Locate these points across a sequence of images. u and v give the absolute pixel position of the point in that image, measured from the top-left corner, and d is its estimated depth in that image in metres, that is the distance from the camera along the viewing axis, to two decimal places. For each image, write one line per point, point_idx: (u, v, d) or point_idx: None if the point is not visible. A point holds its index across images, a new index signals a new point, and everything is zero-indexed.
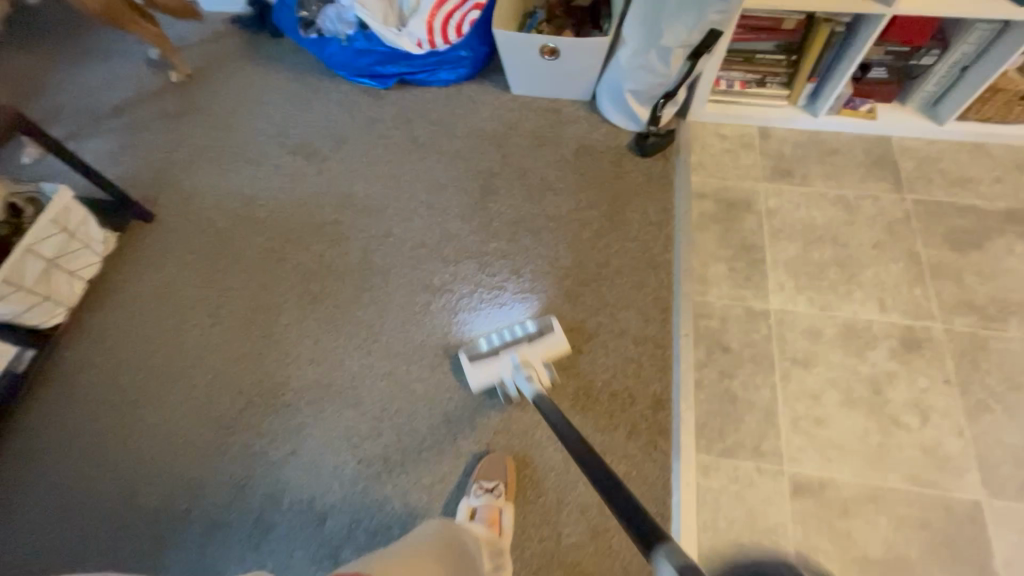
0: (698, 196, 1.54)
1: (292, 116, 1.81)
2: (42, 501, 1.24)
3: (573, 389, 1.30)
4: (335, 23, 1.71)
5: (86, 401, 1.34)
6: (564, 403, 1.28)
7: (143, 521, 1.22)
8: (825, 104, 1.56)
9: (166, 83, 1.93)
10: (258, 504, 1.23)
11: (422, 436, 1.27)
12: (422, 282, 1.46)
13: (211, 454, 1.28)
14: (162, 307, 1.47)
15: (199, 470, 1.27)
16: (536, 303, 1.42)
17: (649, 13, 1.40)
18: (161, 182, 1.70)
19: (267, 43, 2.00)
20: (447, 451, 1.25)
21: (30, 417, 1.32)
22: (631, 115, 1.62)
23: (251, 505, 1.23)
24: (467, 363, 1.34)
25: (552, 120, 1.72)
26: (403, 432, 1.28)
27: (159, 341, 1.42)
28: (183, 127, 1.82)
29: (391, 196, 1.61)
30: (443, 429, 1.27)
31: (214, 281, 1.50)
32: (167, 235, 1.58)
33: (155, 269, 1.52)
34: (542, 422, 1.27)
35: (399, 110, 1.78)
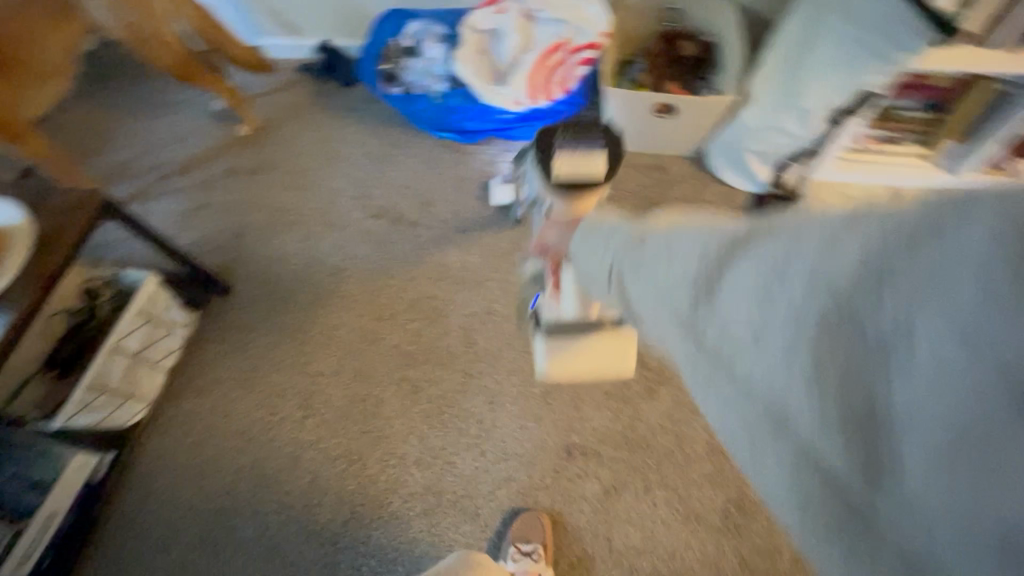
0: None
1: (371, 173, 1.68)
2: None
3: (720, 501, 1.14)
4: (422, 78, 1.59)
5: (170, 510, 1.21)
6: (713, 518, 1.13)
7: None
8: (970, 164, 1.41)
9: (233, 136, 1.82)
10: None
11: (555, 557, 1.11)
12: (534, 368, 1.31)
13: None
14: (247, 395, 1.34)
15: None
16: (664, 394, 1.26)
17: (787, 73, 1.27)
18: (235, 248, 1.58)
19: (338, 93, 1.88)
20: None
21: (109, 529, 1.18)
22: (750, 175, 1.48)
23: None
24: (595, 467, 1.19)
25: (658, 179, 1.58)
26: None
27: (246, 435, 1.29)
28: (254, 186, 1.70)
29: (488, 266, 1.47)
30: (577, 548, 1.12)
31: (302, 365, 1.36)
32: (246, 311, 1.45)
33: (236, 351, 1.39)
34: (691, 542, 1.11)
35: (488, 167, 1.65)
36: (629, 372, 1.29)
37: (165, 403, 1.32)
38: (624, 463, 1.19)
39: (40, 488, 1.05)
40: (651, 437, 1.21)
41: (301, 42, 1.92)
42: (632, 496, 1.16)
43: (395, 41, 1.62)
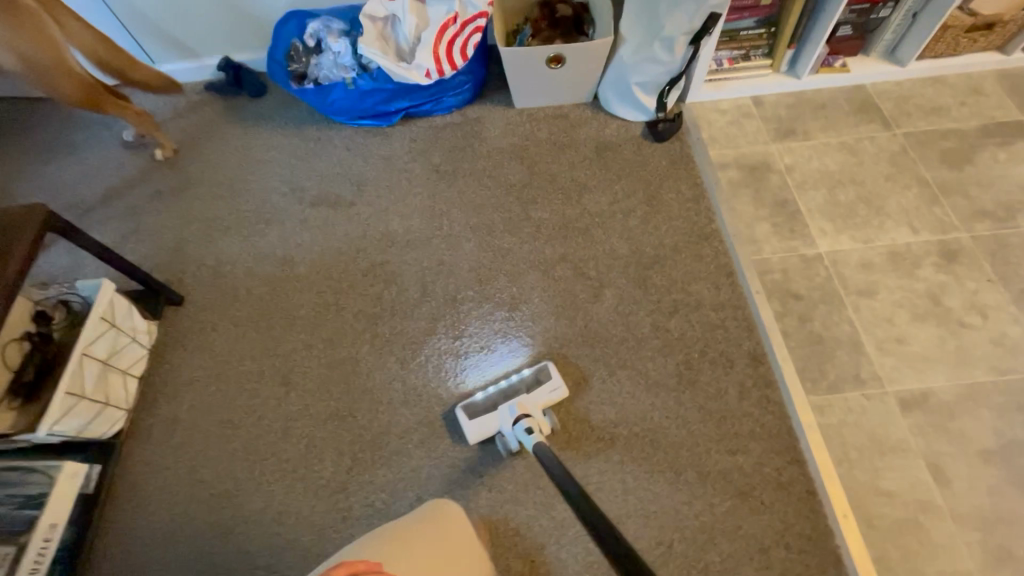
0: (721, 166, 1.64)
1: (301, 169, 1.76)
2: None
3: (672, 367, 1.33)
4: (332, 71, 1.71)
5: (171, 505, 1.23)
6: (670, 381, 1.31)
7: None
8: (807, 66, 1.70)
9: (151, 162, 1.82)
10: None
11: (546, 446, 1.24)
12: (493, 300, 1.45)
13: (329, 524, 1.19)
14: (225, 387, 1.37)
15: (321, 543, 1.18)
16: (608, 295, 1.44)
17: (645, 11, 1.50)
18: (179, 262, 1.60)
19: (250, 104, 1.94)
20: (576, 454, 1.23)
21: (113, 538, 1.19)
22: (639, 106, 1.70)
23: None
24: (563, 367, 1.34)
25: (564, 125, 1.77)
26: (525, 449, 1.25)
27: (232, 421, 1.32)
28: (184, 202, 1.72)
29: (431, 225, 1.60)
30: (564, 434, 1.26)
31: (274, 347, 1.42)
32: (206, 313, 1.48)
33: (204, 350, 1.42)
34: (657, 403, 1.28)
35: (411, 143, 1.77)
36: (574, 284, 1.46)
37: (143, 412, 1.33)
38: (587, 357, 1.35)
39: (34, 502, 1.06)
40: (606, 331, 1.38)
41: (203, 63, 1.98)
42: (600, 381, 1.32)
43: (300, 43, 1.74)
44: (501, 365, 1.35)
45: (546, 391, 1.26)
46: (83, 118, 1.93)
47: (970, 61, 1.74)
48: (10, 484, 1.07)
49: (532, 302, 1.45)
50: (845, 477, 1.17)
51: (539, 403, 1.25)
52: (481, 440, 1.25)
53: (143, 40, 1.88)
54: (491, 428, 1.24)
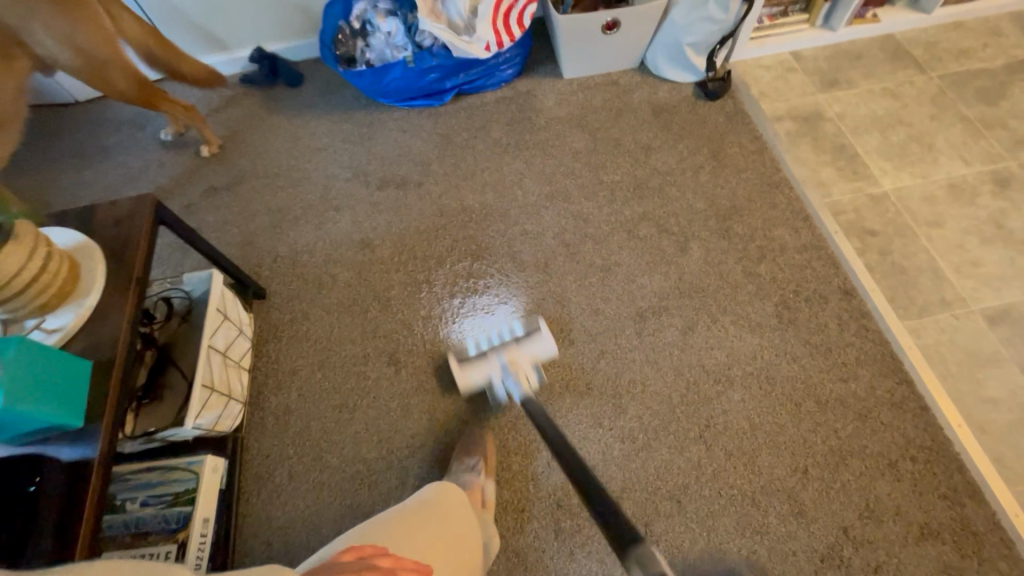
0: (776, 118, 1.70)
1: (358, 154, 1.72)
2: None
3: (773, 308, 1.37)
4: (384, 51, 1.68)
5: (305, 495, 1.21)
6: (773, 321, 1.35)
7: None
8: (843, 18, 1.76)
9: (196, 160, 1.76)
10: (546, 517, 1.17)
11: (668, 394, 1.28)
12: (584, 263, 1.47)
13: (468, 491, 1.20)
14: (331, 374, 1.35)
15: None
16: (695, 247, 1.48)
17: None
18: (251, 256, 1.55)
19: (289, 94, 1.89)
20: (697, 397, 1.27)
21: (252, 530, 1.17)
22: (688, 66, 1.73)
23: (541, 521, 1.17)
24: (667, 318, 1.37)
25: (616, 92, 1.79)
26: (648, 399, 1.28)
27: (348, 405, 1.31)
28: (241, 197, 1.67)
29: (505, 198, 1.60)
30: (681, 380, 1.29)
31: (372, 330, 1.40)
32: (294, 304, 1.46)
33: (301, 340, 1.40)
34: (765, 343, 1.32)
35: (467, 119, 1.76)
36: (659, 239, 1.50)
37: (257, 405, 1.32)
38: (688, 308, 1.39)
39: (184, 499, 1.03)
40: (701, 281, 1.42)
41: (234, 56, 1.91)
42: (706, 328, 1.35)
43: (345, 25, 1.69)
44: (500, 329, 1.36)
45: (539, 345, 1.29)
46: (114, 121, 1.84)
47: (989, 5, 1.84)
48: (151, 484, 1.03)
49: (623, 260, 1.47)
50: (951, 391, 1.25)
51: (533, 354, 1.29)
52: (472, 387, 1.27)
53: (172, 33, 1.80)
54: (481, 377, 1.26)
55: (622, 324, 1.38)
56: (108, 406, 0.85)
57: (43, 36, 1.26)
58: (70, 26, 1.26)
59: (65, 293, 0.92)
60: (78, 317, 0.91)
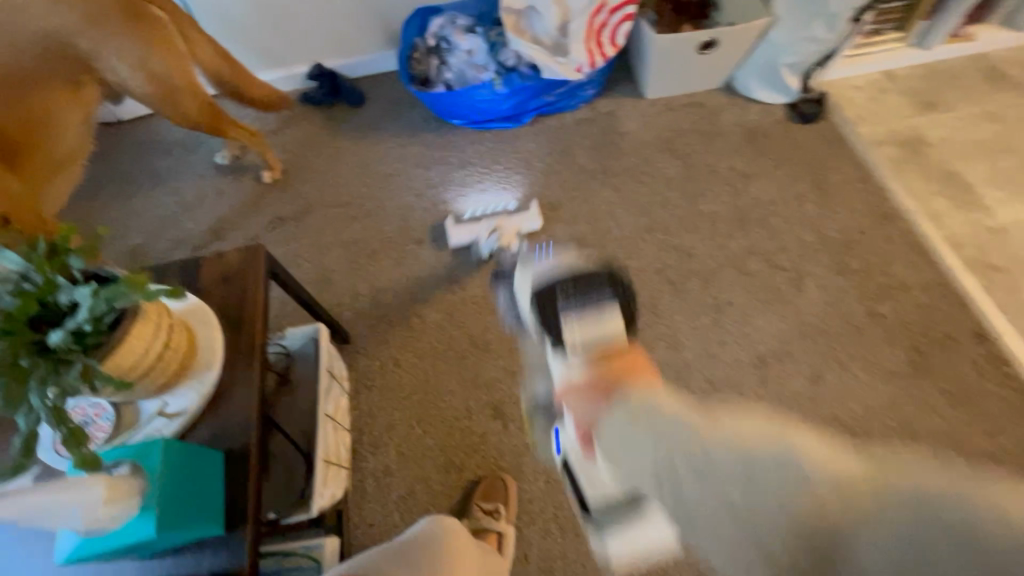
0: (878, 143, 1.60)
1: (434, 181, 1.60)
2: None
3: (905, 352, 1.28)
4: (464, 71, 1.57)
5: None
6: (907, 367, 1.26)
7: None
8: (940, 37, 1.68)
9: (256, 187, 1.63)
10: None
11: None
12: (694, 301, 1.37)
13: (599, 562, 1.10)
14: (432, 428, 1.24)
15: None
16: (811, 285, 1.38)
17: None
18: (329, 295, 1.43)
19: (351, 114, 1.76)
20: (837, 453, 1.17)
21: None
22: (784, 88, 1.64)
23: None
24: (792, 365, 1.27)
25: (704, 113, 1.69)
26: None
27: (456, 465, 1.20)
28: (310, 228, 1.55)
29: (599, 229, 1.49)
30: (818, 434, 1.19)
31: (471, 377, 1.29)
32: (383, 349, 1.34)
33: (394, 390, 1.29)
34: (904, 392, 1.23)
35: (548, 143, 1.66)
36: (771, 275, 1.40)
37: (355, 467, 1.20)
38: (814, 352, 1.29)
39: None
40: (823, 323, 1.32)
41: (291, 73, 1.78)
42: (836, 375, 1.26)
43: (421, 43, 1.60)
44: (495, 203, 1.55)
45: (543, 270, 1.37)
46: (164, 143, 1.71)
47: None
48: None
49: (735, 298, 1.37)
50: None
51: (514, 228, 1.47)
52: (460, 242, 1.46)
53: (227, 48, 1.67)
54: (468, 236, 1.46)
55: (743, 370, 1.28)
56: (250, 506, 0.73)
57: (116, 62, 1.12)
58: (146, 50, 1.13)
59: (184, 369, 0.80)
60: (199, 396, 0.79)
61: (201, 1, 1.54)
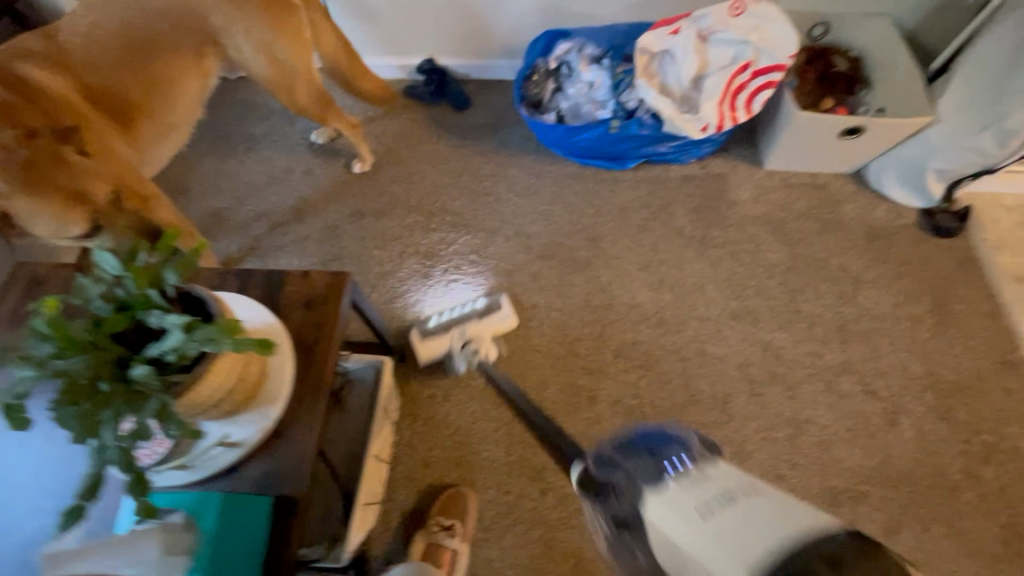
0: (1017, 278, 1.42)
1: (522, 209, 1.53)
2: None
3: (997, 529, 1.15)
4: (581, 103, 1.49)
5: None
6: (996, 546, 1.13)
7: None
8: None
9: (345, 175, 1.59)
10: None
11: None
12: (771, 411, 1.26)
13: None
14: (468, 477, 1.20)
15: None
16: (908, 424, 1.24)
17: (979, 101, 1.32)
18: (394, 305, 1.39)
19: (453, 118, 1.70)
20: None
21: None
22: (923, 192, 1.46)
23: None
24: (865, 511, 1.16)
25: (826, 199, 1.54)
26: None
27: (487, 523, 1.15)
28: (388, 229, 1.51)
29: (683, 303, 1.40)
30: None
31: (520, 433, 1.24)
32: (436, 379, 1.30)
33: (439, 427, 1.24)
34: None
35: (649, 195, 1.55)
36: (864, 403, 1.27)
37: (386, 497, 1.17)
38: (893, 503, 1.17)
39: None
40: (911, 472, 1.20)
41: (400, 62, 1.72)
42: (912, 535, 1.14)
43: (543, 64, 1.52)
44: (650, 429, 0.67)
45: None
46: (264, 109, 1.69)
47: None
48: None
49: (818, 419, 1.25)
50: None
51: None
52: None
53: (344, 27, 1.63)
54: None
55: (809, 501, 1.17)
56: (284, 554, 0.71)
57: (243, 42, 1.09)
58: (273, 36, 1.10)
59: (250, 398, 0.77)
60: (260, 431, 0.76)
61: None
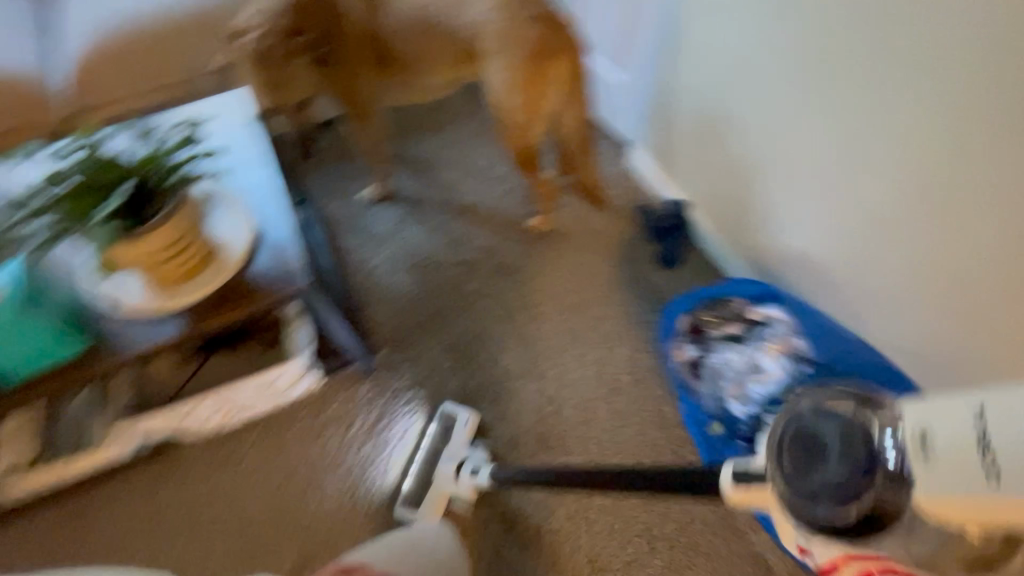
0: None
1: (573, 387, 1.30)
2: None
3: None
4: (724, 378, 1.15)
5: (136, 530, 1.13)
6: None
7: None
8: None
9: (510, 214, 1.55)
10: None
11: None
12: None
13: None
14: (270, 495, 1.16)
15: None
16: None
17: None
18: (413, 331, 1.37)
19: (645, 259, 1.47)
20: None
21: (100, 492, 1.16)
22: None
23: None
24: None
25: None
26: None
27: (237, 535, 1.13)
28: (486, 281, 1.45)
29: None
30: None
31: (333, 522, 1.14)
32: (356, 410, 1.25)
33: (310, 439, 1.22)
34: None
35: (694, 526, 1.12)
36: None
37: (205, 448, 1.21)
38: None
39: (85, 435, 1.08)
40: None
41: (661, 181, 1.52)
42: None
43: (740, 307, 1.20)
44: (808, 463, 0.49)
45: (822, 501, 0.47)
46: None
47: None
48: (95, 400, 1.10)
49: None
50: None
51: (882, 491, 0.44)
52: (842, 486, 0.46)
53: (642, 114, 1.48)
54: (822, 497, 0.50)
55: None
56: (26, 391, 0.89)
57: (493, 71, 1.15)
58: (515, 85, 1.13)
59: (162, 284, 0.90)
60: (134, 318, 0.90)
61: (662, 71, 1.34)
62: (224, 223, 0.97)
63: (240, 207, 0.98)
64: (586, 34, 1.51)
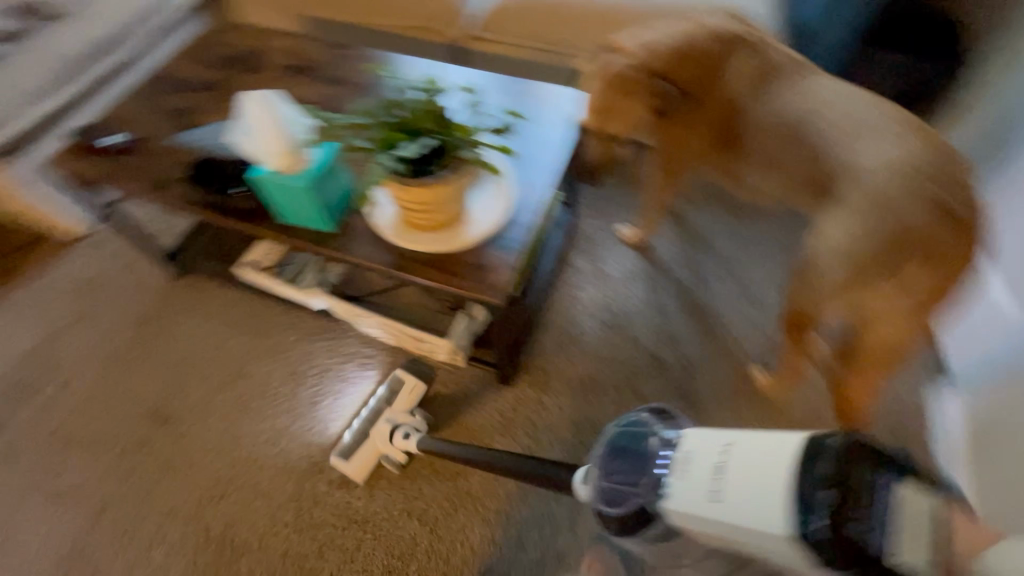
0: None
1: None
2: (195, 331, 1.36)
3: None
4: None
5: (272, 352, 1.33)
6: None
7: (127, 426, 1.25)
8: None
9: (741, 353, 1.30)
10: (84, 548, 1.12)
11: None
12: None
13: (157, 489, 1.17)
14: (357, 412, 1.25)
15: (147, 479, 1.18)
16: None
17: None
18: (560, 381, 1.29)
19: None
20: None
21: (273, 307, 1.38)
22: None
23: (88, 540, 1.13)
24: None
25: None
26: None
27: (316, 418, 1.24)
28: (658, 392, 1.27)
29: None
30: None
31: (375, 475, 1.17)
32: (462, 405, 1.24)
33: (413, 398, 1.26)
34: None
35: None
36: None
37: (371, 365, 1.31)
38: None
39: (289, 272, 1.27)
40: None
41: (953, 462, 1.08)
42: None
43: None
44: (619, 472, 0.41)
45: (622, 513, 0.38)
46: None
47: None
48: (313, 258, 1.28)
49: None
50: None
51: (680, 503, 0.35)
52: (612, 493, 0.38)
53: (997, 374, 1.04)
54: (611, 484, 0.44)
55: None
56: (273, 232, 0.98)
57: (833, 220, 0.91)
58: (847, 249, 0.87)
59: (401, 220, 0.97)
60: (372, 230, 0.97)
61: None
62: (481, 200, 0.99)
63: (500, 188, 1.00)
64: (997, 236, 1.09)
